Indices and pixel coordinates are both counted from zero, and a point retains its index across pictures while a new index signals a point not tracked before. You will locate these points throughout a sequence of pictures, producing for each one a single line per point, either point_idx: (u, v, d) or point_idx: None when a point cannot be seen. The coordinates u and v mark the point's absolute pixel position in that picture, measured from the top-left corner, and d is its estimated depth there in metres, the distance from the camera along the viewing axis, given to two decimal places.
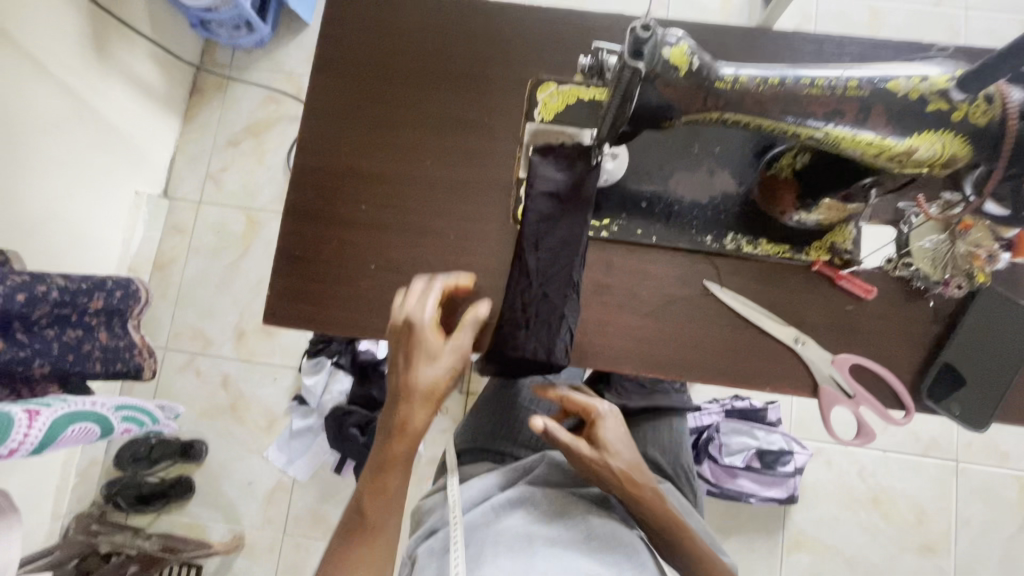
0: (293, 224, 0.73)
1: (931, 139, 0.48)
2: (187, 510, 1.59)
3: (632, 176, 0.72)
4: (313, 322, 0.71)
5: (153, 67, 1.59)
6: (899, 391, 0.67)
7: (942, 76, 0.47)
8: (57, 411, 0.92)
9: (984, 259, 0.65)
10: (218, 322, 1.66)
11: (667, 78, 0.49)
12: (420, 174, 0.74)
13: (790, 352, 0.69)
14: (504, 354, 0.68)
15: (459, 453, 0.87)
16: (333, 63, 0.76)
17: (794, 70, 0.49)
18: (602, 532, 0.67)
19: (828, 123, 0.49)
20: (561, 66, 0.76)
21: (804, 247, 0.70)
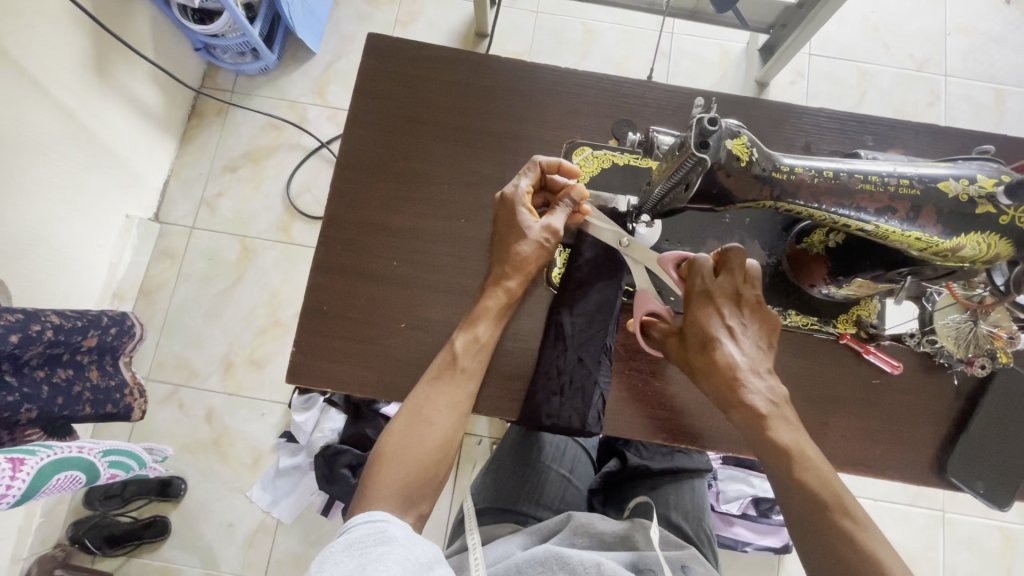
0: (321, 277, 0.71)
1: (976, 239, 0.49)
2: (160, 552, 1.50)
3: (665, 242, 0.72)
4: (338, 382, 0.69)
5: (153, 90, 1.55)
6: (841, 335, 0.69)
7: (990, 180, 0.49)
8: (43, 458, 0.86)
9: (1005, 339, 0.66)
10: (205, 353, 1.60)
11: (730, 168, 0.49)
12: (453, 231, 0.73)
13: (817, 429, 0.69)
14: (537, 420, 0.67)
15: (479, 514, 0.83)
16: (367, 116, 0.76)
17: (848, 166, 0.51)
18: None
19: (879, 218, 0.51)
20: (595, 130, 0.77)
21: (831, 319, 0.71)
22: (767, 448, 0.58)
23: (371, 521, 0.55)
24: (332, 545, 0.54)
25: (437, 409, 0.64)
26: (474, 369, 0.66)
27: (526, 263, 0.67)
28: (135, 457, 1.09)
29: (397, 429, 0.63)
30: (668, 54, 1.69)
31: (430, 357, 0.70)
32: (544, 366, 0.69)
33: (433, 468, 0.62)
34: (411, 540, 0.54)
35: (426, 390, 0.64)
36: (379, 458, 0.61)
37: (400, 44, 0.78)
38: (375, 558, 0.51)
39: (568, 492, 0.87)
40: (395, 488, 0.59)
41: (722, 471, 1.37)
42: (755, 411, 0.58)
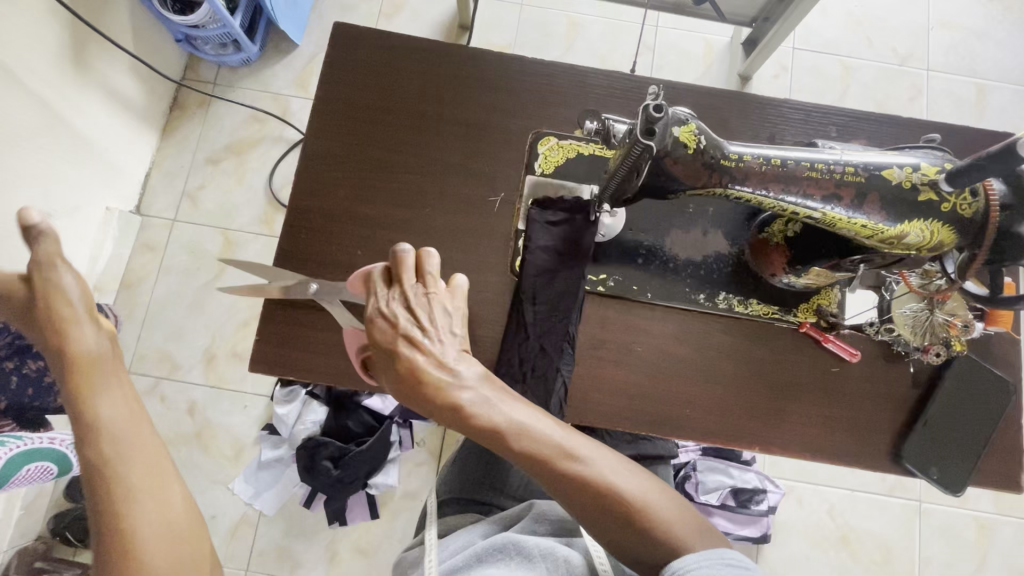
0: (286, 266, 0.71)
1: (920, 226, 0.50)
2: None
3: (630, 232, 0.73)
4: (301, 370, 0.69)
5: (133, 81, 1.54)
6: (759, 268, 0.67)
7: (932, 168, 0.50)
8: (14, 449, 0.86)
9: (960, 328, 0.68)
10: (187, 345, 1.59)
11: (677, 155, 0.50)
12: (419, 220, 0.73)
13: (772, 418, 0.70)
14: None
15: (442, 506, 0.85)
16: (334, 105, 0.76)
17: (795, 154, 0.51)
18: None
19: (826, 205, 0.51)
20: (562, 120, 0.77)
21: (793, 308, 0.72)
22: (589, 496, 0.52)
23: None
24: None
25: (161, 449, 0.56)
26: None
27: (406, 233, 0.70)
28: None
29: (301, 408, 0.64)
30: (652, 48, 1.69)
31: None
32: (506, 354, 0.69)
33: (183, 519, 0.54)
34: None
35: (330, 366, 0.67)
36: None
37: (367, 33, 0.78)
38: None
39: (535, 481, 0.88)
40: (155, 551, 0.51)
41: (700, 462, 1.38)
42: (582, 469, 0.52)
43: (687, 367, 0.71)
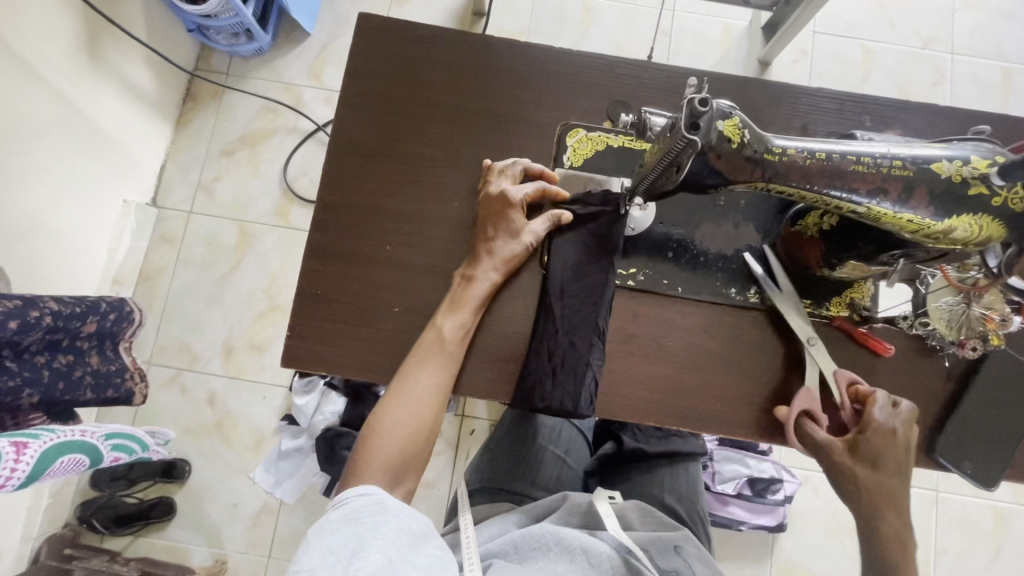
0: (316, 261, 0.71)
1: (968, 221, 0.49)
2: (167, 531, 1.53)
3: (660, 225, 0.72)
4: (333, 365, 0.69)
5: (147, 73, 1.53)
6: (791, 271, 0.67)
7: (983, 161, 0.48)
8: (46, 442, 0.88)
9: (997, 322, 0.66)
10: (206, 337, 1.61)
11: (721, 150, 0.49)
12: (447, 216, 0.73)
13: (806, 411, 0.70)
14: (530, 401, 0.67)
15: (471, 494, 0.85)
16: (360, 97, 0.75)
17: (840, 147, 0.50)
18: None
19: (871, 200, 0.50)
20: (589, 111, 0.76)
21: (825, 302, 0.71)
22: None
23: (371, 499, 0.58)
24: (327, 515, 0.57)
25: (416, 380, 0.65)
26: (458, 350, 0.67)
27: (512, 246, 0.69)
28: (138, 440, 1.10)
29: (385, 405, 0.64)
30: (669, 33, 1.66)
31: None
32: (536, 348, 0.69)
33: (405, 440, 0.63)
34: (406, 512, 0.59)
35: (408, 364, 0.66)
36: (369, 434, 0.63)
37: (392, 24, 0.77)
38: (376, 530, 0.55)
39: (564, 473, 0.89)
40: (378, 460, 0.62)
41: (718, 452, 1.39)
42: None
43: (719, 361, 0.71)
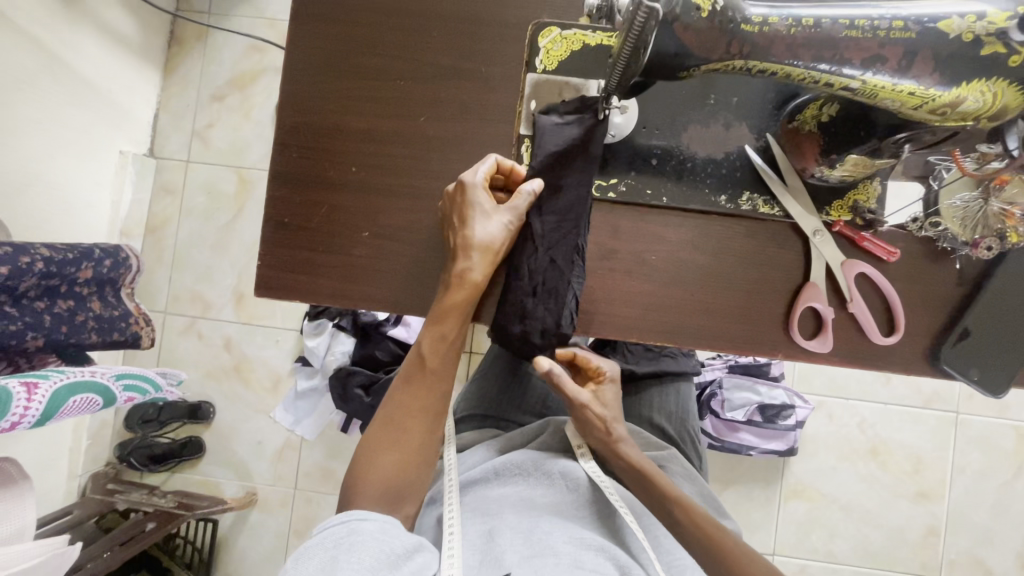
0: (281, 188, 0.69)
1: (980, 88, 0.42)
2: (199, 468, 1.62)
3: (643, 131, 0.66)
4: (305, 294, 0.68)
5: (126, 14, 1.47)
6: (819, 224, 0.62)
7: (1002, 14, 0.41)
8: (56, 383, 0.92)
9: (1018, 218, 0.59)
10: (216, 285, 1.63)
11: (689, 20, 0.43)
12: (412, 132, 0.69)
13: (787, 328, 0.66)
14: (512, 324, 0.65)
15: (458, 420, 0.86)
16: (313, 6, 0.69)
17: (831, 10, 0.43)
18: (601, 498, 0.70)
19: (866, 71, 0.44)
20: (565, 7, 0.69)
21: (824, 206, 0.65)
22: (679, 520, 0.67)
23: (348, 520, 0.55)
24: (308, 542, 0.54)
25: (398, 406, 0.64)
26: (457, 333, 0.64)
27: (492, 244, 0.63)
28: (150, 382, 1.15)
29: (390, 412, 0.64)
30: None
31: (400, 267, 0.68)
32: (516, 268, 0.65)
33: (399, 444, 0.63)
34: (385, 531, 0.55)
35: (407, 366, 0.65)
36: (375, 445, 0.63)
37: None
38: (349, 548, 0.51)
39: (551, 397, 0.88)
40: (375, 481, 0.62)
41: (727, 380, 1.36)
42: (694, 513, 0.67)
43: (706, 273, 0.67)
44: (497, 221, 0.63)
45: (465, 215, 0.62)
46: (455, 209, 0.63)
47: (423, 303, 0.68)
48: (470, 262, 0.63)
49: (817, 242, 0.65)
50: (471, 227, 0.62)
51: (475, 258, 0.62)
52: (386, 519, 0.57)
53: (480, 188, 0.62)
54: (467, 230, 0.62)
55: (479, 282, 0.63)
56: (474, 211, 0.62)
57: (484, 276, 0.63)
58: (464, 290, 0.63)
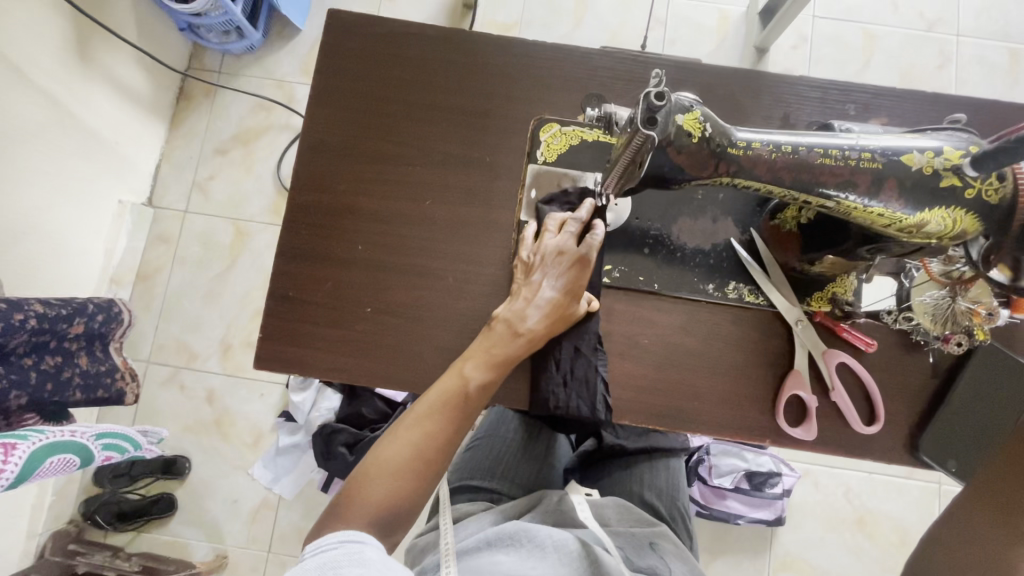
0: (287, 263, 0.71)
1: (942, 214, 0.47)
2: (168, 528, 1.54)
3: (635, 220, 0.70)
4: (302, 367, 0.69)
5: (139, 72, 1.53)
6: (831, 328, 0.68)
7: (955, 152, 0.47)
8: (35, 443, 0.89)
9: (983, 316, 0.64)
10: (203, 335, 1.62)
11: (681, 144, 0.48)
12: (419, 215, 0.72)
13: (771, 416, 0.68)
14: (546, 410, 0.66)
15: (452, 493, 0.84)
16: (331, 95, 0.74)
17: (807, 140, 0.49)
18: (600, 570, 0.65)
19: (840, 194, 0.49)
20: (566, 105, 0.74)
21: (805, 297, 0.69)
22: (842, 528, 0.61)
23: (347, 542, 0.53)
24: (305, 566, 0.52)
25: (423, 435, 0.61)
26: (495, 377, 0.64)
27: (550, 303, 0.65)
28: (130, 439, 1.12)
29: (409, 432, 0.61)
30: (664, 22, 1.56)
31: (399, 341, 0.70)
32: (544, 361, 0.68)
33: (416, 475, 0.60)
34: (387, 563, 0.52)
35: (442, 396, 0.62)
36: (373, 463, 0.60)
37: (359, 21, 0.76)
38: None
39: (543, 471, 0.89)
40: (369, 504, 0.57)
41: (715, 445, 1.36)
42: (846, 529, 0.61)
43: (698, 355, 0.69)
44: (558, 286, 0.65)
45: (531, 275, 0.66)
46: (560, 274, 0.65)
47: (417, 380, 0.69)
48: (539, 316, 0.65)
49: (799, 330, 0.68)
50: (567, 295, 0.65)
51: (533, 313, 0.65)
52: (387, 551, 0.55)
53: (591, 263, 0.66)
54: (532, 286, 0.65)
55: (533, 331, 0.64)
56: (580, 285, 0.66)
57: (538, 327, 0.65)
58: (519, 341, 0.64)
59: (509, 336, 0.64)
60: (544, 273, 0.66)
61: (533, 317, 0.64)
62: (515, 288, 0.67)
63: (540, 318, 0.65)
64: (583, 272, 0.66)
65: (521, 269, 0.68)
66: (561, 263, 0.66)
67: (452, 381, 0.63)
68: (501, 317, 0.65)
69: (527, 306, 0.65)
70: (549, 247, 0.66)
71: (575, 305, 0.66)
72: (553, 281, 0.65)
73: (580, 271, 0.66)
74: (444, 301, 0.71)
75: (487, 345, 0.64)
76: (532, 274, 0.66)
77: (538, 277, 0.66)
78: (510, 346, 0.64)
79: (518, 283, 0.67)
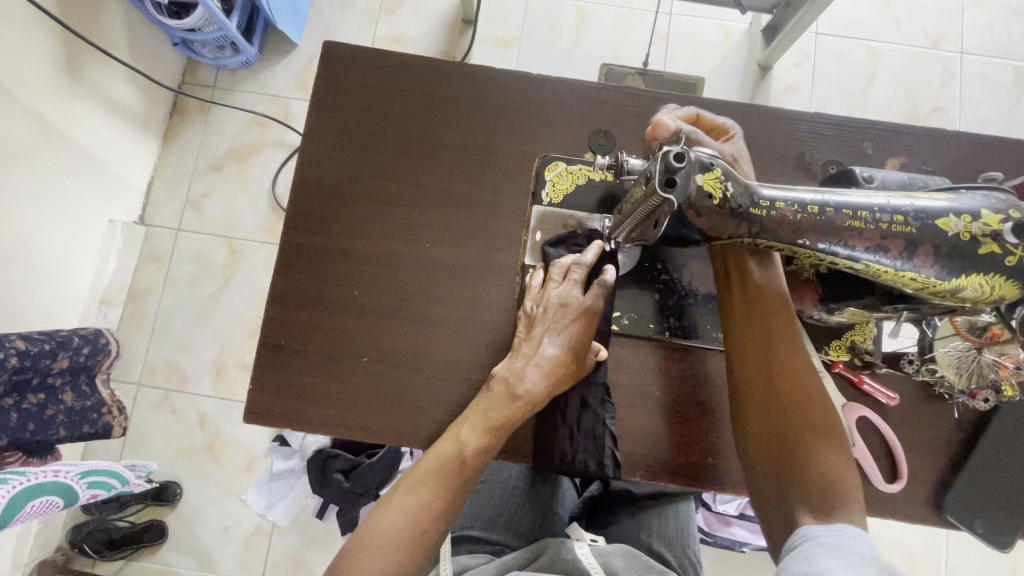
0: (280, 308, 0.67)
1: (979, 281, 0.44)
2: (158, 555, 1.50)
3: (646, 264, 0.67)
4: (296, 420, 0.65)
5: (131, 89, 1.49)
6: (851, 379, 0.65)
7: (994, 217, 0.44)
8: (16, 486, 0.85)
9: (1011, 370, 0.61)
10: (195, 357, 1.57)
11: (701, 207, 0.45)
12: (419, 257, 0.69)
13: None
14: (551, 463, 0.64)
15: (453, 544, 0.81)
16: (327, 130, 0.71)
17: (835, 200, 0.46)
18: None
19: (870, 257, 0.46)
20: (572, 142, 0.71)
21: (824, 345, 0.66)
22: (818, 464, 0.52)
23: None
24: None
25: (418, 503, 0.57)
26: (494, 441, 0.60)
27: (551, 362, 0.62)
28: (118, 474, 1.08)
29: (403, 500, 0.57)
30: (666, 37, 1.54)
31: (398, 392, 0.66)
32: (549, 416, 0.65)
33: (408, 546, 0.56)
34: None
35: (440, 458, 0.59)
36: (365, 534, 0.56)
37: (356, 52, 0.72)
38: None
39: (548, 520, 0.85)
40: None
41: None
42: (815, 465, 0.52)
43: (712, 407, 0.66)
44: (561, 343, 0.62)
45: (533, 330, 0.63)
46: (563, 330, 0.62)
47: (416, 434, 0.66)
48: (540, 375, 0.61)
49: (819, 381, 0.64)
50: (571, 352, 0.62)
51: (534, 373, 0.61)
52: None
53: (596, 318, 0.63)
54: (533, 343, 0.62)
55: (535, 392, 0.61)
56: (584, 342, 0.63)
57: (539, 387, 0.61)
58: (519, 402, 0.61)
59: (509, 398, 0.61)
60: (546, 327, 0.62)
61: (534, 378, 0.61)
62: (516, 344, 0.64)
63: (540, 378, 0.61)
64: (588, 327, 0.63)
65: (523, 320, 0.65)
66: (564, 318, 0.62)
67: (448, 446, 0.60)
68: (502, 375, 0.62)
69: (527, 365, 0.62)
70: (552, 301, 0.63)
71: (578, 363, 0.63)
72: (555, 339, 0.62)
73: (585, 328, 0.63)
74: (445, 349, 0.67)
75: (485, 407, 0.61)
76: (534, 329, 0.63)
77: (540, 332, 0.62)
78: (509, 409, 0.61)
79: (520, 338, 0.64)
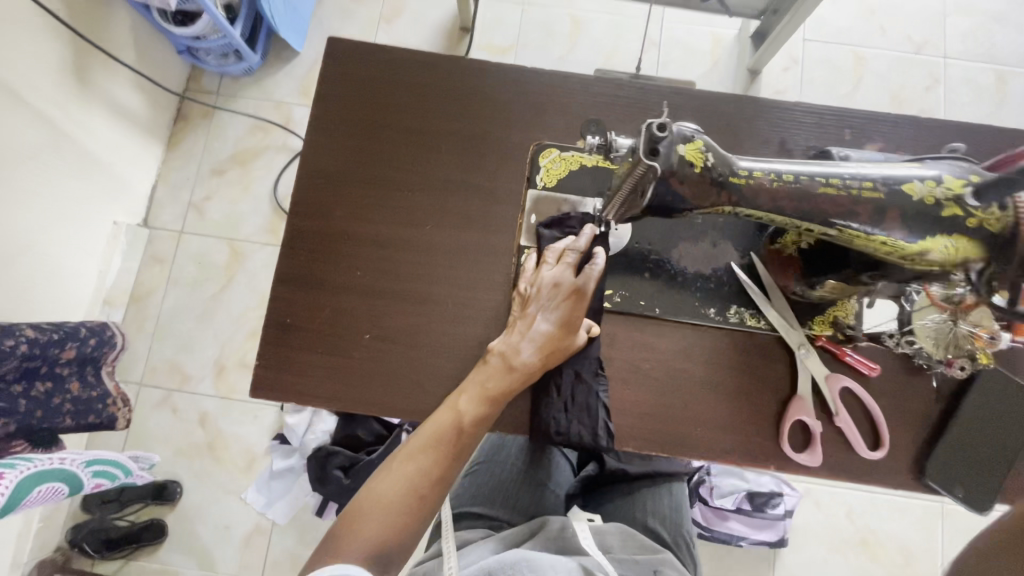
0: (285, 289, 0.70)
1: (942, 242, 0.48)
2: (157, 555, 1.50)
3: (635, 244, 0.70)
4: (299, 396, 0.68)
5: (137, 94, 1.53)
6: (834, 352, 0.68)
7: (956, 181, 0.48)
8: (22, 472, 0.87)
9: (985, 340, 0.64)
10: (197, 356, 1.59)
11: (683, 174, 0.49)
12: (418, 240, 0.72)
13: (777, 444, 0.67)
14: (546, 436, 0.66)
15: (454, 520, 0.84)
16: (331, 121, 0.74)
17: (808, 170, 0.50)
18: None
19: (842, 222, 0.50)
20: (565, 131, 0.75)
21: (807, 320, 0.69)
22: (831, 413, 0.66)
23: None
24: None
25: (418, 469, 0.60)
26: (489, 411, 0.63)
27: (545, 337, 0.64)
28: (121, 465, 1.09)
29: (403, 466, 0.60)
30: (658, 44, 1.59)
31: (399, 369, 0.69)
32: (544, 389, 0.67)
33: (407, 510, 0.58)
34: None
35: (438, 427, 0.62)
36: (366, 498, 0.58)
37: (359, 48, 0.76)
38: None
39: (546, 498, 0.87)
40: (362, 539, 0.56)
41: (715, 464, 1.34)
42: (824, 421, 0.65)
43: (701, 380, 0.69)
44: (554, 319, 0.65)
45: (527, 308, 0.66)
46: (555, 306, 0.65)
47: (416, 409, 0.68)
48: (533, 350, 0.64)
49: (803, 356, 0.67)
50: (563, 328, 0.65)
51: (528, 347, 0.64)
52: None
53: (588, 295, 0.66)
54: (527, 319, 0.65)
55: (529, 365, 0.64)
56: (576, 318, 0.65)
57: (533, 361, 0.64)
58: (513, 374, 0.64)
59: (504, 371, 0.64)
60: (540, 305, 0.65)
61: (528, 352, 0.64)
62: (511, 321, 0.67)
63: (534, 352, 0.64)
64: (580, 304, 0.66)
65: (518, 299, 0.68)
66: (557, 296, 0.65)
67: (446, 415, 0.62)
68: (497, 350, 0.65)
69: (522, 340, 0.64)
70: (546, 280, 0.66)
71: (571, 339, 0.65)
72: (548, 316, 0.65)
73: (577, 305, 0.65)
74: (444, 327, 0.70)
75: (481, 379, 0.63)
76: (528, 307, 0.66)
77: (534, 309, 0.65)
78: (504, 381, 0.63)
79: (515, 315, 0.67)
